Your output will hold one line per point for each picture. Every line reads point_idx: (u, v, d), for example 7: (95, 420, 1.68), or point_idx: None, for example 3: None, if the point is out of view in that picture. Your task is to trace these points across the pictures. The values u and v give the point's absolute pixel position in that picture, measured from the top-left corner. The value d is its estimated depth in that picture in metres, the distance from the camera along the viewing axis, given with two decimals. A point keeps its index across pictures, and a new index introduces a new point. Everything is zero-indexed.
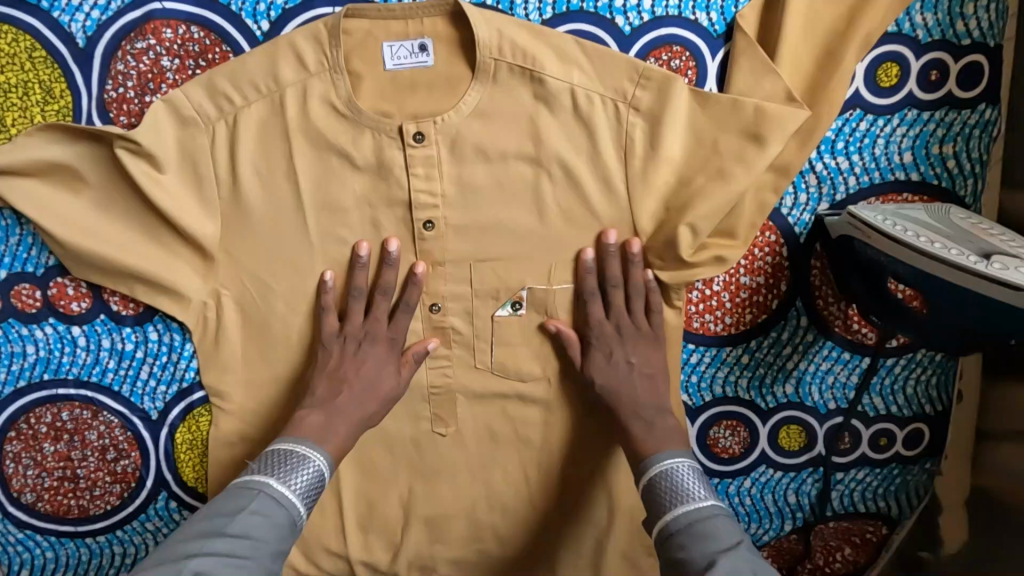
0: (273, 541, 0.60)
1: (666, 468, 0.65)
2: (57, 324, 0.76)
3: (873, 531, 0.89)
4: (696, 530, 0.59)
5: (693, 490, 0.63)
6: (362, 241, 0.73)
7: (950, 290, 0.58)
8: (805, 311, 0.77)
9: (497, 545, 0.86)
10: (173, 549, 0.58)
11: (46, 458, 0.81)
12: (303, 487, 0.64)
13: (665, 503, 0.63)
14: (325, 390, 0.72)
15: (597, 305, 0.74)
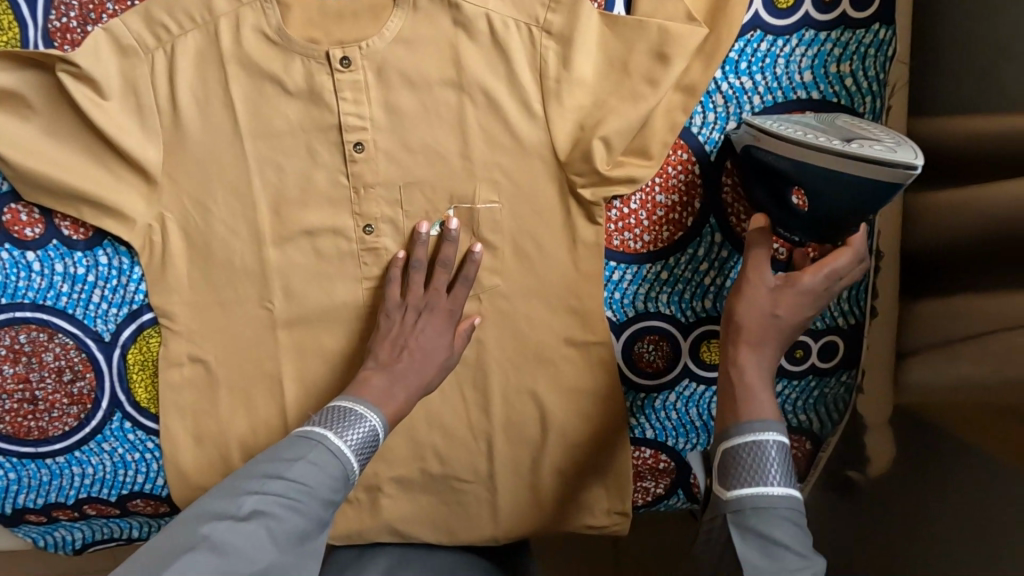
0: (326, 490, 0.64)
1: (768, 442, 0.59)
2: (13, 249, 0.81)
3: (798, 446, 0.96)
4: (754, 520, 0.57)
5: (786, 482, 0.58)
6: (424, 222, 0.79)
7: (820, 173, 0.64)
8: (718, 227, 0.82)
9: (438, 465, 0.91)
10: (240, 482, 0.63)
11: (6, 380, 0.85)
12: (356, 443, 0.68)
13: (751, 481, 0.58)
14: (386, 354, 0.76)
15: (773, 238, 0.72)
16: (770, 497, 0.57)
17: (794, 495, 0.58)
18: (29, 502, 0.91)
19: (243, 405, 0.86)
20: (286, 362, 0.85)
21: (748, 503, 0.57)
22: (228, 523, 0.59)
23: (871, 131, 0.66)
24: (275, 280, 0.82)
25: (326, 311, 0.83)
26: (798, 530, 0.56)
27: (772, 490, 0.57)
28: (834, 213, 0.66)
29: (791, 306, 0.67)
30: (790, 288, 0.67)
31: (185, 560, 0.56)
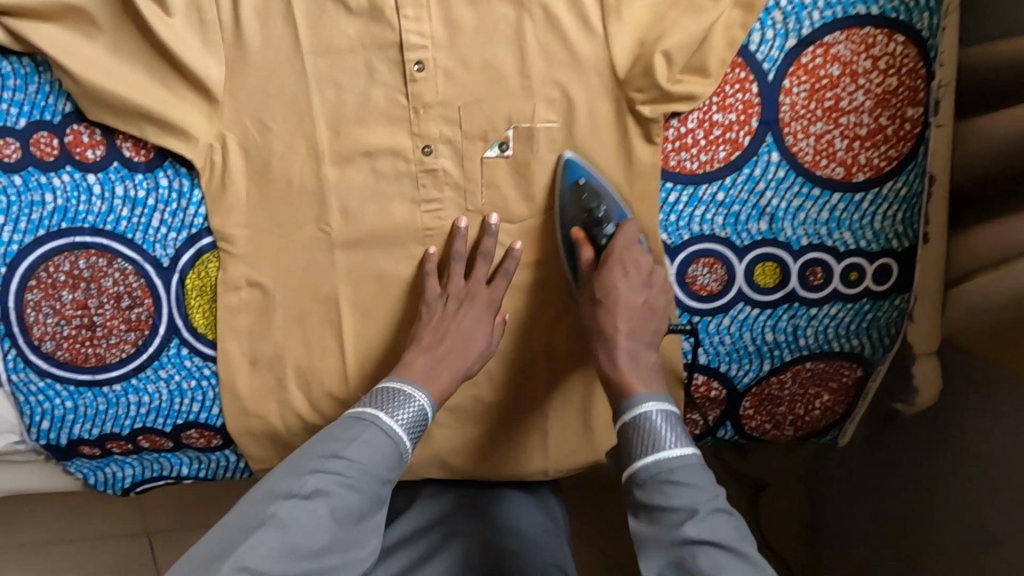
0: (380, 468, 0.73)
1: (648, 413, 0.71)
2: (73, 172, 0.82)
3: (849, 375, 0.93)
4: (652, 485, 0.68)
5: (658, 446, 0.69)
6: (464, 217, 0.83)
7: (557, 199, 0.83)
8: (775, 147, 0.82)
9: (491, 391, 0.92)
10: (301, 462, 0.72)
11: (65, 306, 0.86)
12: (407, 422, 0.76)
13: (641, 452, 0.70)
14: (429, 338, 0.82)
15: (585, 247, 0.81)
16: (646, 468, 0.69)
17: (670, 455, 0.69)
18: (84, 433, 0.91)
19: (301, 330, 0.87)
20: (343, 286, 0.86)
21: (631, 481, 0.70)
22: (295, 501, 0.69)
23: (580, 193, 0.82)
24: (334, 201, 0.83)
25: (384, 234, 0.85)
26: (675, 487, 0.67)
27: (647, 461, 0.69)
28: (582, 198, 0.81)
29: (607, 284, 0.78)
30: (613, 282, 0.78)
31: (258, 535, 0.66)
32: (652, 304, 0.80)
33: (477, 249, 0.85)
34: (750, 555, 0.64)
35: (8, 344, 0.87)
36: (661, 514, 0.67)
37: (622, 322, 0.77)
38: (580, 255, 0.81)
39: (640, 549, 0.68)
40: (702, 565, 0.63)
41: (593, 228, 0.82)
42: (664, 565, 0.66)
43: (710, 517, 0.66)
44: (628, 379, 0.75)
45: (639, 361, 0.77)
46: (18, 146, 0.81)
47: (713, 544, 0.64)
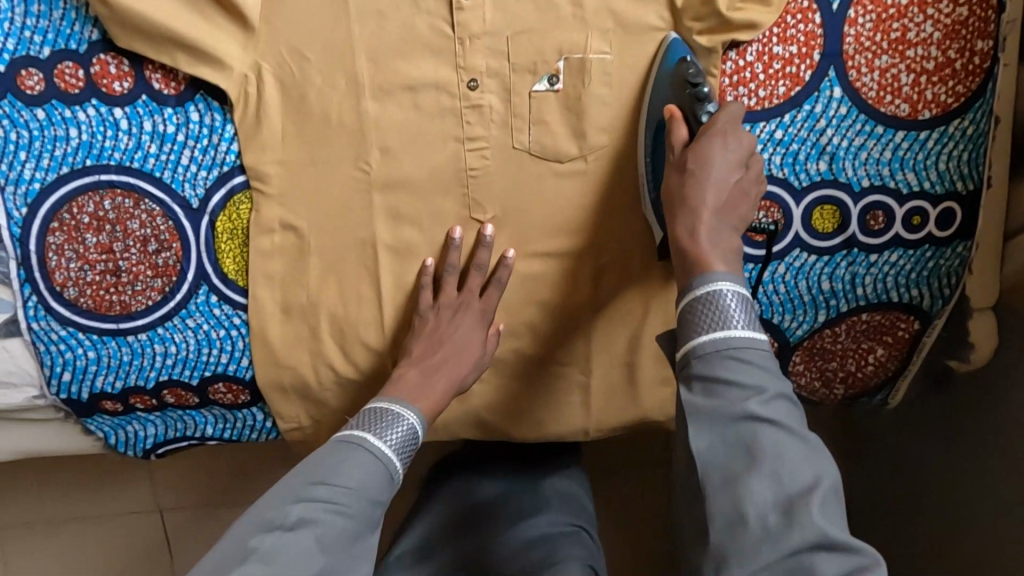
0: (369, 490, 0.72)
1: (722, 292, 0.64)
2: (99, 106, 0.78)
3: (904, 328, 0.89)
4: (715, 360, 0.63)
5: (729, 325, 0.64)
6: (457, 227, 0.82)
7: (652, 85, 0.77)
8: (837, 82, 0.78)
9: (534, 344, 0.88)
10: (286, 490, 0.70)
11: (89, 250, 0.82)
12: (397, 442, 0.75)
13: (712, 329, 0.64)
14: (422, 350, 0.82)
15: (680, 127, 0.72)
16: (711, 344, 0.64)
17: (742, 335, 0.63)
18: (107, 385, 0.87)
19: (337, 277, 0.84)
20: (380, 229, 0.82)
21: (690, 354, 0.65)
22: (279, 532, 0.67)
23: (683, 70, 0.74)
24: (373, 139, 0.80)
25: (425, 175, 0.81)
26: (743, 366, 0.63)
27: (714, 337, 0.64)
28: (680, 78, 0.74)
29: (701, 155, 0.69)
30: (700, 158, 0.69)
31: (242, 569, 0.65)
32: (744, 192, 0.70)
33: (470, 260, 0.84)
34: (807, 441, 0.63)
35: (28, 291, 0.83)
36: (724, 389, 0.63)
37: (710, 197, 0.68)
38: (672, 130, 0.72)
39: (691, 422, 0.64)
40: (762, 446, 0.61)
41: (693, 105, 0.72)
42: (717, 442, 0.63)
43: (774, 401, 0.63)
44: (706, 256, 0.66)
45: (721, 244, 0.67)
46: (42, 78, 0.77)
47: (776, 426, 0.62)
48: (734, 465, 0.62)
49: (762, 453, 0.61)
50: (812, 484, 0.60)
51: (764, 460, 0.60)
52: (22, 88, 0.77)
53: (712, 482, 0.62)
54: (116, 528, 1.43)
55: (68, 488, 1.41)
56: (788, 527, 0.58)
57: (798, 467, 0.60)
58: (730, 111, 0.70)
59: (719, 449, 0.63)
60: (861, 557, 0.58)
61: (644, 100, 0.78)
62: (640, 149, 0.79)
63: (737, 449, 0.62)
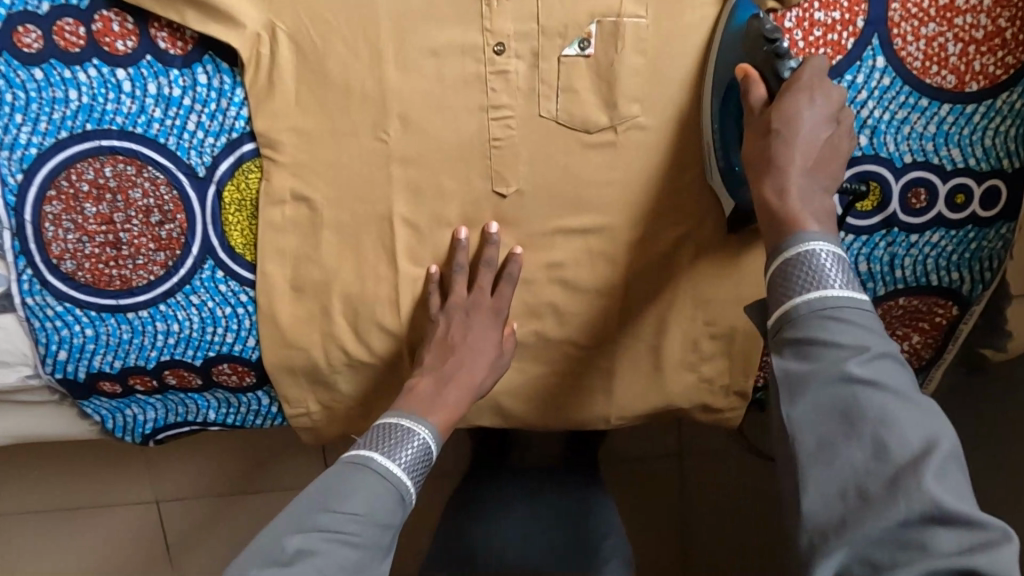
0: (378, 514, 0.68)
1: (817, 250, 0.60)
2: (101, 66, 0.73)
3: (942, 314, 0.85)
4: (813, 321, 0.59)
5: (826, 284, 0.59)
6: (463, 227, 0.79)
7: (720, 47, 0.72)
8: (881, 50, 0.74)
9: (556, 326, 0.83)
10: (286, 523, 0.67)
11: (87, 221, 0.77)
12: (409, 461, 0.72)
13: (809, 290, 0.60)
14: (435, 357, 0.79)
15: (758, 87, 0.67)
16: (807, 306, 0.60)
17: (841, 294, 0.59)
18: (105, 365, 0.83)
19: (350, 253, 0.79)
20: (398, 203, 0.78)
21: (781, 316, 0.61)
22: (275, 568, 0.62)
23: (755, 26, 0.68)
24: (392, 107, 0.75)
25: (445, 145, 0.77)
26: (843, 325, 0.58)
27: (809, 298, 0.59)
28: (751, 34, 0.68)
29: (788, 112, 0.63)
30: (788, 117, 0.63)
31: None
32: (834, 149, 0.65)
33: (477, 260, 0.80)
34: (917, 401, 0.57)
35: (22, 263, 0.78)
36: (820, 351, 0.58)
37: (799, 156, 0.63)
38: (749, 90, 0.67)
39: (782, 387, 0.60)
40: (864, 411, 0.56)
41: (771, 62, 0.66)
42: (812, 408, 0.58)
43: (877, 361, 0.57)
44: (800, 217, 0.62)
45: (814, 205, 0.63)
46: (40, 35, 0.72)
47: (879, 387, 0.56)
48: (831, 432, 0.57)
49: (863, 418, 0.56)
50: (925, 450, 0.54)
51: (866, 426, 0.56)
52: (20, 46, 0.73)
53: (805, 451, 0.58)
54: (110, 520, 1.38)
55: (60, 481, 1.36)
56: (895, 498, 0.53)
57: (909, 432, 0.55)
58: (814, 67, 0.65)
59: (814, 417, 0.58)
60: (988, 532, 0.52)
61: (711, 59, 0.74)
62: (705, 112, 0.75)
63: (835, 416, 0.57)
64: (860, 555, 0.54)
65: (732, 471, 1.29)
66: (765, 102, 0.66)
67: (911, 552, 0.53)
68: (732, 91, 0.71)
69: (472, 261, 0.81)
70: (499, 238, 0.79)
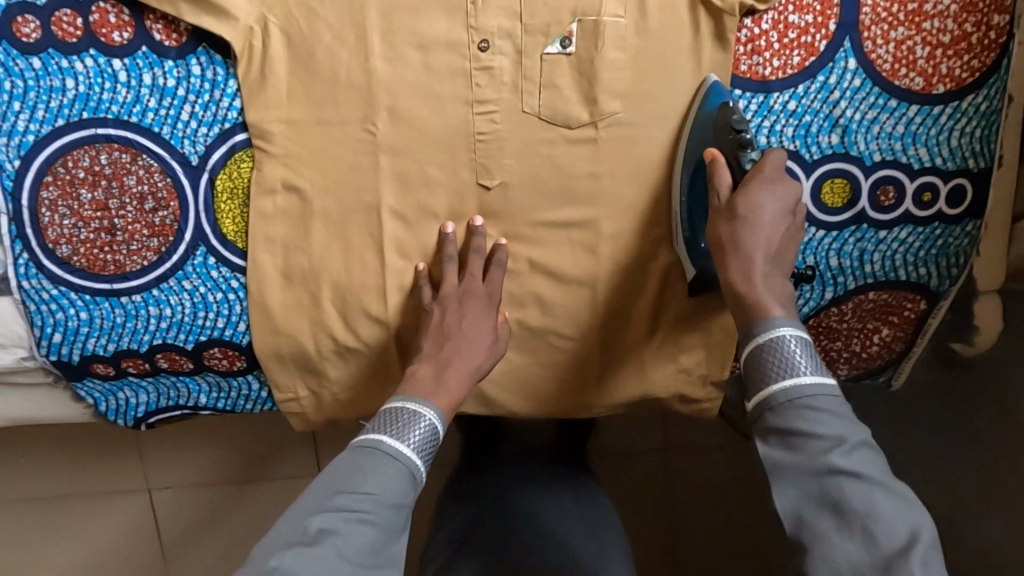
0: (391, 493, 0.70)
1: (787, 339, 0.67)
2: (97, 56, 0.76)
3: (911, 308, 0.88)
4: (790, 409, 0.65)
5: (798, 372, 0.66)
6: (449, 222, 0.82)
7: (690, 128, 0.78)
8: (852, 53, 0.77)
9: (538, 316, 0.86)
10: (305, 506, 0.69)
11: (83, 207, 0.79)
12: (418, 442, 0.74)
13: (781, 377, 0.66)
14: (432, 346, 0.80)
15: (724, 175, 0.73)
16: (783, 393, 0.66)
17: (812, 381, 0.66)
18: (98, 348, 0.85)
19: (339, 241, 0.82)
20: (387, 193, 0.81)
21: (764, 405, 0.67)
22: (298, 549, 0.65)
23: (724, 114, 0.74)
24: (381, 99, 0.78)
25: (432, 138, 0.79)
26: (821, 416, 0.64)
27: (785, 385, 0.66)
28: (720, 123, 0.75)
29: (752, 202, 0.70)
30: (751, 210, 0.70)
31: None
32: (790, 239, 0.73)
33: (464, 253, 0.83)
34: (896, 490, 0.63)
35: (19, 248, 0.80)
36: (803, 443, 0.64)
37: (761, 243, 0.70)
38: (717, 177, 0.73)
39: (774, 477, 0.66)
40: (851, 503, 0.61)
41: (737, 151, 0.74)
42: (803, 500, 0.64)
43: (856, 452, 0.64)
44: (764, 301, 0.69)
45: (775, 288, 0.70)
46: (38, 25, 0.75)
47: (862, 479, 0.62)
48: (823, 524, 0.63)
49: (851, 510, 0.61)
50: (908, 540, 0.60)
51: (854, 518, 0.61)
52: (18, 36, 0.75)
53: (802, 541, 0.63)
54: (104, 507, 1.40)
55: (54, 468, 1.38)
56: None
57: (892, 520, 0.60)
58: (776, 162, 0.72)
59: (807, 508, 0.64)
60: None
61: (680, 141, 0.79)
62: (673, 190, 0.80)
63: (825, 508, 0.63)
64: None
65: (714, 463, 1.33)
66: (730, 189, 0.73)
67: None
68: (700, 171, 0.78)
69: (460, 253, 0.83)
70: (483, 230, 0.82)
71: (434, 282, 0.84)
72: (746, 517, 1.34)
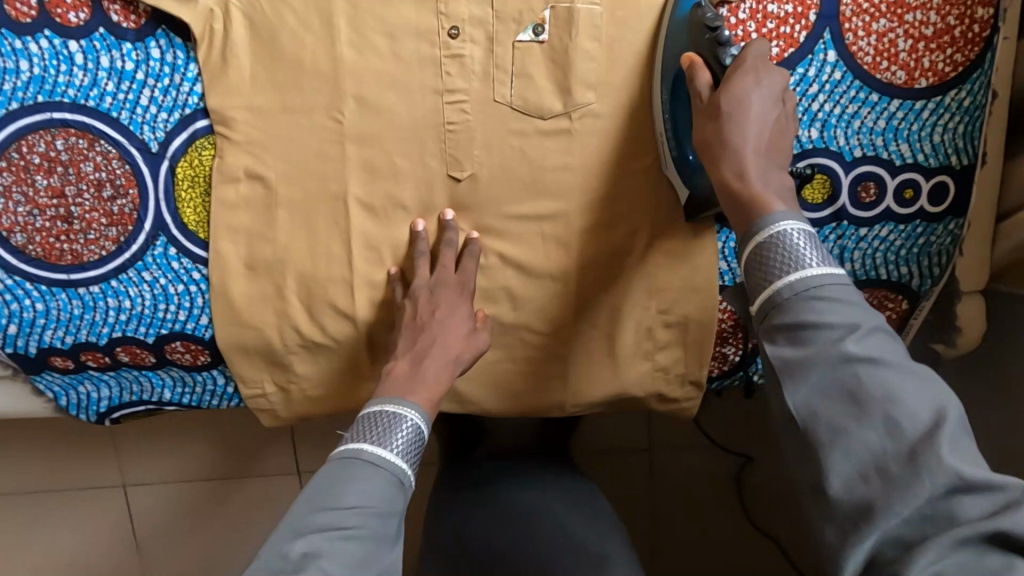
0: (379, 502, 0.66)
1: (788, 230, 0.60)
2: (53, 37, 0.73)
3: (893, 308, 0.86)
4: (798, 304, 0.58)
5: (804, 264, 0.59)
6: (420, 219, 0.80)
7: (663, 40, 0.74)
8: (832, 44, 0.75)
9: (510, 312, 0.84)
10: (286, 533, 0.64)
11: (39, 194, 0.77)
12: (402, 446, 0.70)
13: (784, 272, 0.59)
14: (406, 342, 0.78)
15: (703, 74, 0.68)
16: (789, 289, 0.59)
17: (821, 272, 0.58)
18: (56, 341, 0.82)
19: (304, 232, 0.79)
20: (353, 183, 0.78)
21: (768, 303, 0.60)
22: None
23: (697, 16, 0.70)
24: (347, 86, 0.75)
25: (400, 127, 0.77)
26: (831, 305, 0.57)
27: (790, 280, 0.59)
28: (692, 26, 0.70)
29: (737, 94, 0.65)
30: (737, 103, 0.65)
31: None
32: (784, 130, 0.67)
33: (437, 248, 0.81)
34: (915, 372, 0.55)
35: None
36: (812, 335, 0.56)
37: (751, 138, 0.65)
38: (694, 77, 0.69)
39: (784, 376, 0.58)
40: (871, 390, 0.54)
41: (715, 49, 0.69)
42: (817, 394, 0.56)
43: (870, 338, 0.56)
44: (762, 195, 0.63)
45: (771, 182, 0.64)
46: None
47: (880, 364, 0.55)
48: (841, 415, 0.55)
49: (870, 397, 0.54)
50: (934, 421, 0.53)
51: (874, 406, 0.53)
52: None
53: (818, 438, 0.55)
54: (75, 505, 1.37)
55: (23, 466, 1.35)
56: (918, 473, 0.51)
57: (916, 404, 0.53)
58: (757, 54, 0.67)
59: (822, 403, 0.56)
60: (1009, 493, 0.51)
61: (658, 50, 0.75)
62: (656, 107, 0.75)
63: (842, 399, 0.55)
64: (891, 537, 0.52)
65: (696, 463, 1.30)
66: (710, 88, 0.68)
67: (940, 525, 0.51)
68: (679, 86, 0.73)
69: (433, 248, 0.81)
70: (455, 224, 0.80)
71: (407, 280, 0.81)
72: (730, 518, 1.32)
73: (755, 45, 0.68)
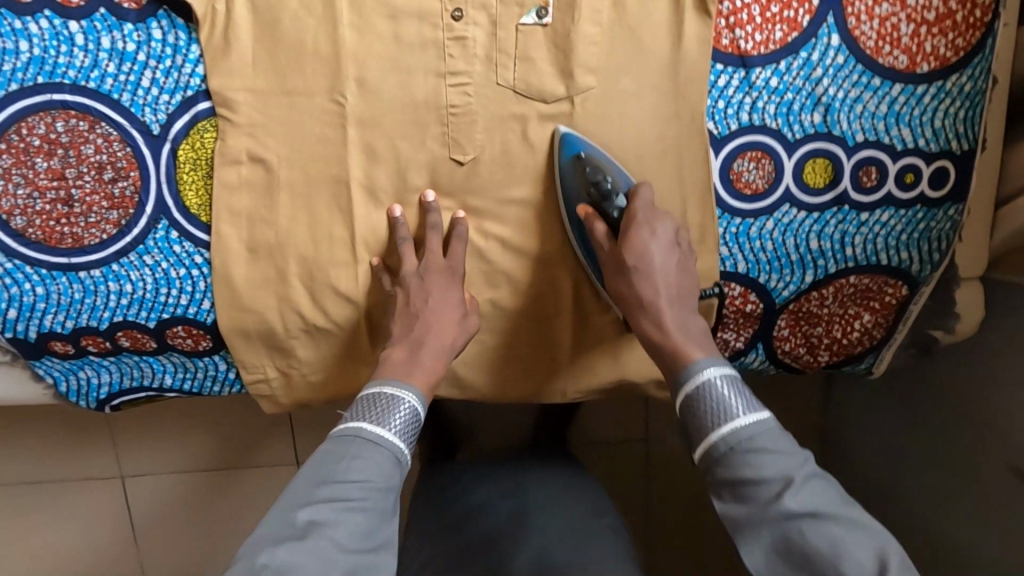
0: (380, 477, 0.67)
1: (713, 379, 0.69)
2: (53, 18, 0.73)
3: (892, 293, 0.87)
4: (732, 453, 0.66)
5: (733, 415, 0.67)
6: (395, 205, 0.79)
7: (556, 187, 0.79)
8: (836, 29, 0.75)
9: (512, 297, 0.83)
10: (289, 500, 0.66)
11: (39, 176, 0.76)
12: (400, 427, 0.71)
13: (711, 426, 0.68)
14: (400, 327, 0.78)
15: (601, 230, 0.77)
16: (723, 442, 0.67)
17: (748, 422, 0.66)
18: (56, 325, 0.82)
19: (305, 214, 0.79)
20: (356, 167, 0.78)
21: (709, 458, 0.68)
22: (286, 546, 0.61)
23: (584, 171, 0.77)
24: (349, 69, 0.75)
25: (403, 109, 0.76)
26: (764, 458, 0.64)
27: (723, 434, 0.67)
28: (580, 177, 0.77)
29: (638, 250, 0.75)
30: (643, 264, 0.75)
31: None
32: (686, 268, 0.78)
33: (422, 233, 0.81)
34: (854, 520, 0.62)
35: None
36: (753, 493, 0.64)
37: (661, 292, 0.75)
38: (595, 232, 0.77)
39: (740, 537, 0.65)
40: (816, 546, 0.60)
41: (604, 202, 0.77)
42: (770, 551, 0.63)
43: (807, 486, 0.64)
44: (682, 347, 0.73)
45: (688, 324, 0.75)
46: None
47: (820, 519, 0.62)
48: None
49: (818, 553, 0.60)
50: (879, 568, 0.58)
51: (824, 562, 0.60)
52: None
53: None
54: (73, 495, 1.36)
55: (19, 456, 1.34)
56: None
57: (858, 552, 0.60)
58: (642, 204, 0.76)
59: (778, 563, 0.63)
60: None
61: (555, 192, 0.79)
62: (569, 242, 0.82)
63: (794, 558, 0.62)
64: None
65: None
66: (614, 243, 0.77)
67: None
68: (582, 231, 0.80)
69: (416, 233, 0.81)
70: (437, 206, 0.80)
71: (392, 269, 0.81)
72: None
73: (640, 194, 0.76)
